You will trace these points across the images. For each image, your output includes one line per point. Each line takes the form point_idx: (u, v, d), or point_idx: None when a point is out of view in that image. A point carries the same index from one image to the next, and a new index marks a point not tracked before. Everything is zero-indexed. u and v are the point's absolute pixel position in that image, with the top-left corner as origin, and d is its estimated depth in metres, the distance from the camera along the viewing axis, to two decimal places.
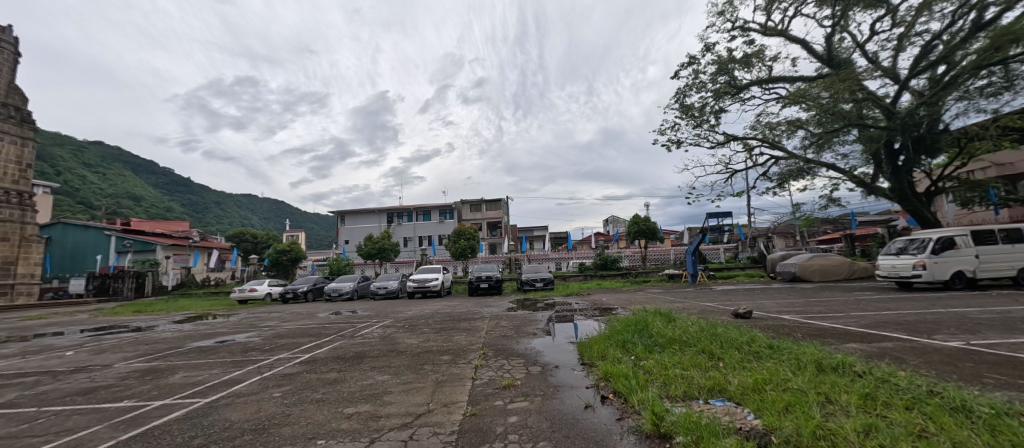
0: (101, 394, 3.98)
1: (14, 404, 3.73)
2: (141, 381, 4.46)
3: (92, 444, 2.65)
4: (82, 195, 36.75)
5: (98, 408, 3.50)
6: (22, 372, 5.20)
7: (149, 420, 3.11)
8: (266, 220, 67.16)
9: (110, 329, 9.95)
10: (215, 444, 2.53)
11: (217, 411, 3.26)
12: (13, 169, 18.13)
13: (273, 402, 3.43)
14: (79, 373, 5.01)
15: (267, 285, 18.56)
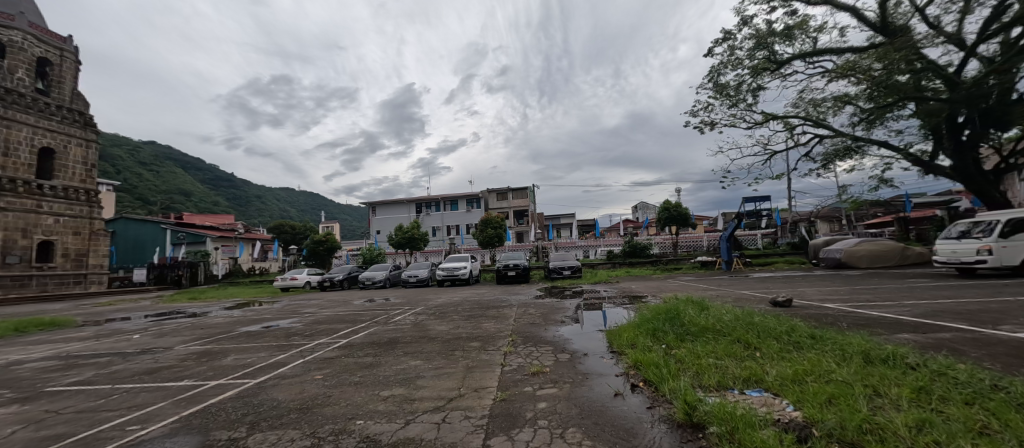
0: (163, 374, 4.38)
1: (93, 381, 4.19)
2: (198, 362, 4.86)
3: (159, 419, 2.91)
4: (140, 192, 39.90)
5: (163, 386, 3.87)
6: (99, 353, 5.81)
7: (206, 398, 3.40)
8: (303, 212, 70.49)
9: (169, 315, 10.84)
10: (264, 422, 2.71)
11: (265, 392, 3.49)
12: (81, 169, 19.89)
13: (315, 383, 3.64)
14: (147, 355, 5.51)
15: (306, 274, 19.61)
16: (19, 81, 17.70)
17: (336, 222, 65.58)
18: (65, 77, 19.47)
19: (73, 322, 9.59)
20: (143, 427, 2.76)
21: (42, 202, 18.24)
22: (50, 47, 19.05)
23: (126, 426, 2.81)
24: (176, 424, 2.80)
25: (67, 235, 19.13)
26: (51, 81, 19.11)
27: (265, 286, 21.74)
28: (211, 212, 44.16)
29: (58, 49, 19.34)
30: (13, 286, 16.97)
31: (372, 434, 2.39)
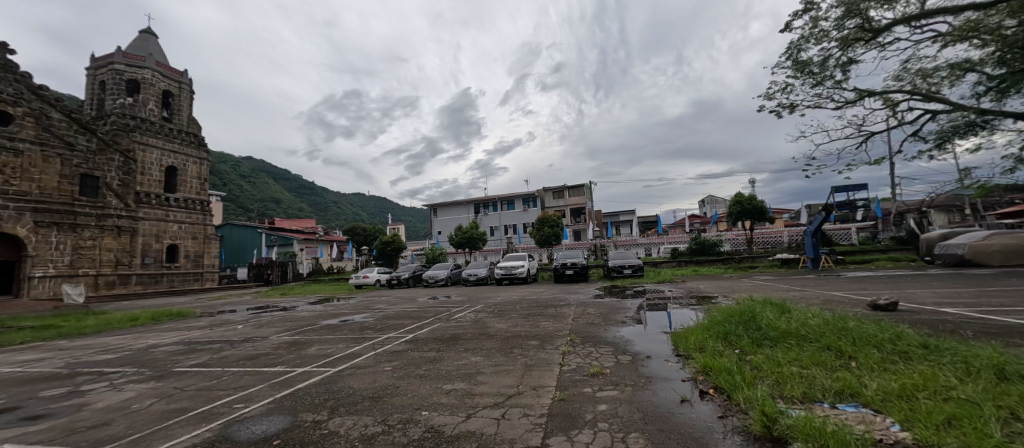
0: (261, 360, 5.03)
1: (209, 364, 4.95)
2: (288, 351, 5.50)
3: (258, 399, 3.35)
4: (241, 201, 46.08)
5: (261, 371, 4.44)
6: (213, 340, 6.82)
7: (295, 383, 3.83)
8: (373, 215, 76.21)
9: (266, 308, 12.39)
10: (341, 408, 2.98)
11: (342, 380, 3.83)
12: (196, 183, 23.56)
13: (386, 374, 3.93)
14: (249, 343, 6.35)
15: (376, 272, 21.21)
16: (149, 113, 21.50)
17: (401, 223, 69.92)
18: (182, 105, 23.23)
19: (196, 313, 11.40)
20: (246, 405, 3.19)
21: (168, 211, 21.80)
22: (171, 80, 22.69)
23: (234, 404, 3.27)
24: (271, 404, 3.19)
25: (189, 239, 22.72)
26: (173, 110, 22.91)
27: (342, 283, 23.91)
28: (297, 217, 49.61)
29: (177, 81, 22.96)
30: (151, 282, 20.54)
31: (436, 425, 2.51)
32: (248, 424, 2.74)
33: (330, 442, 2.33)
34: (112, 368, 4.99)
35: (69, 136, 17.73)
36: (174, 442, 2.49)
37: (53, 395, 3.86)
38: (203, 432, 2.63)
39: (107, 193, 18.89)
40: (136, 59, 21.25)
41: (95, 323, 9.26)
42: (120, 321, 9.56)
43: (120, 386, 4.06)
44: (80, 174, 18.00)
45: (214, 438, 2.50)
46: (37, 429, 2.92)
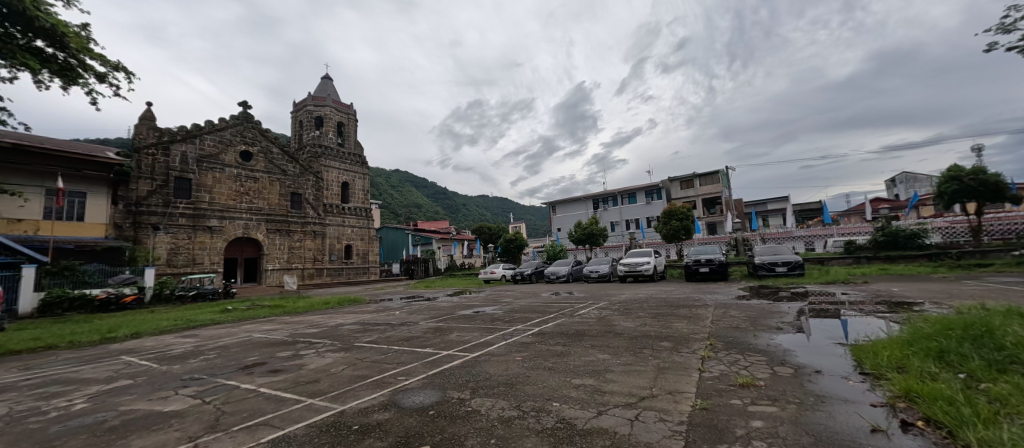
0: (415, 341, 5.94)
1: (378, 341, 6.08)
2: (435, 335, 6.36)
3: (415, 375, 3.94)
4: (393, 208, 55.10)
5: (415, 350, 5.23)
6: (380, 322, 8.35)
7: (442, 364, 4.38)
8: (496, 215, 81.91)
9: (415, 297, 14.56)
10: (480, 390, 3.27)
11: (479, 365, 4.22)
12: (361, 194, 29.37)
13: (517, 363, 4.17)
14: (405, 327, 7.56)
15: (502, 268, 22.71)
16: (328, 141, 27.33)
17: (522, 222, 73.35)
18: (351, 132, 29.14)
19: (367, 299, 14.12)
20: (406, 379, 3.79)
21: (344, 218, 27.59)
22: (342, 113, 28.51)
23: (398, 376, 3.93)
24: (424, 380, 3.71)
25: (359, 240, 28.32)
26: (345, 137, 28.89)
27: (474, 278, 26.38)
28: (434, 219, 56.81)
29: (346, 113, 28.67)
30: (336, 274, 26.15)
31: (568, 417, 2.54)
32: (408, 394, 3.24)
33: (472, 419, 2.58)
34: (318, 339, 6.57)
35: (282, 165, 23.93)
36: (359, 401, 3.12)
37: (285, 356, 5.30)
38: (378, 396, 3.23)
39: (306, 206, 24.89)
40: (319, 101, 27.39)
41: (307, 304, 12.34)
42: (320, 304, 12.50)
43: (323, 353, 5.32)
44: (291, 193, 24.29)
45: (386, 402, 3.04)
46: (278, 380, 4.04)
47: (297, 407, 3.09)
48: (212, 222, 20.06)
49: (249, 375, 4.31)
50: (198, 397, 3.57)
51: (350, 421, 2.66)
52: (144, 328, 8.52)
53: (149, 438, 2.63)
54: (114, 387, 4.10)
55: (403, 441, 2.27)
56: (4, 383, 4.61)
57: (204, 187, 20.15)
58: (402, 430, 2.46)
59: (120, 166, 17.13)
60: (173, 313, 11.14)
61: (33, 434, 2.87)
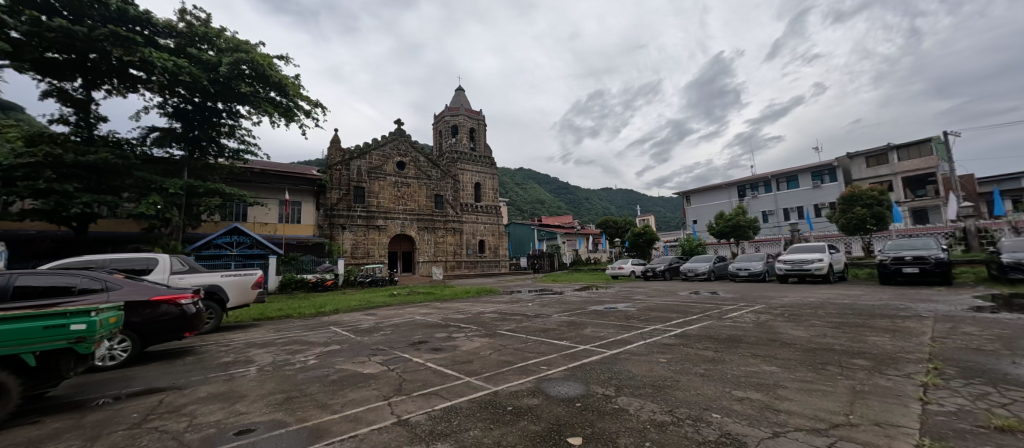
0: (551, 333, 6.19)
1: (518, 330, 6.54)
2: (569, 329, 6.51)
3: (556, 366, 4.11)
4: (518, 204, 58.30)
5: (553, 342, 5.44)
6: (516, 312, 8.97)
7: (580, 358, 4.44)
8: (619, 208, 78.69)
9: (545, 290, 15.15)
10: (626, 389, 3.20)
11: (620, 363, 4.13)
12: (491, 193, 31.99)
13: (662, 366, 3.94)
14: (539, 318, 7.95)
15: (631, 263, 21.71)
16: (463, 146, 31.03)
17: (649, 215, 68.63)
18: (480, 136, 32.14)
19: (501, 290, 15.32)
20: (548, 369, 3.98)
21: (477, 215, 30.53)
22: (474, 120, 31.89)
23: (540, 365, 4.16)
24: (566, 372, 3.83)
25: (491, 236, 30.93)
26: (476, 140, 31.97)
27: (600, 273, 25.91)
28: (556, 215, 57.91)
29: (476, 119, 31.89)
30: (472, 266, 29.03)
31: (734, 432, 2.27)
32: (553, 384, 3.39)
33: (622, 417, 2.54)
34: (466, 324, 7.45)
35: (428, 170, 27.76)
36: (509, 385, 3.42)
37: (442, 337, 6.16)
38: (525, 382, 3.48)
39: (447, 206, 28.26)
40: (455, 111, 31.48)
41: (453, 292, 14.09)
42: (463, 293, 14.13)
43: (472, 338, 6.00)
44: (435, 195, 27.96)
45: (533, 389, 3.25)
46: (440, 357, 4.74)
47: (459, 383, 3.58)
48: (379, 222, 24.61)
49: (418, 351, 5.17)
50: (385, 364, 4.46)
51: (506, 402, 2.94)
52: (345, 305, 11.08)
53: (358, 392, 3.40)
54: (333, 349, 5.44)
55: (556, 428, 2.39)
56: (271, 339, 6.58)
57: (373, 193, 24.96)
58: (553, 417, 2.58)
59: (318, 180, 21.86)
60: (360, 295, 14.11)
61: (290, 377, 4.02)
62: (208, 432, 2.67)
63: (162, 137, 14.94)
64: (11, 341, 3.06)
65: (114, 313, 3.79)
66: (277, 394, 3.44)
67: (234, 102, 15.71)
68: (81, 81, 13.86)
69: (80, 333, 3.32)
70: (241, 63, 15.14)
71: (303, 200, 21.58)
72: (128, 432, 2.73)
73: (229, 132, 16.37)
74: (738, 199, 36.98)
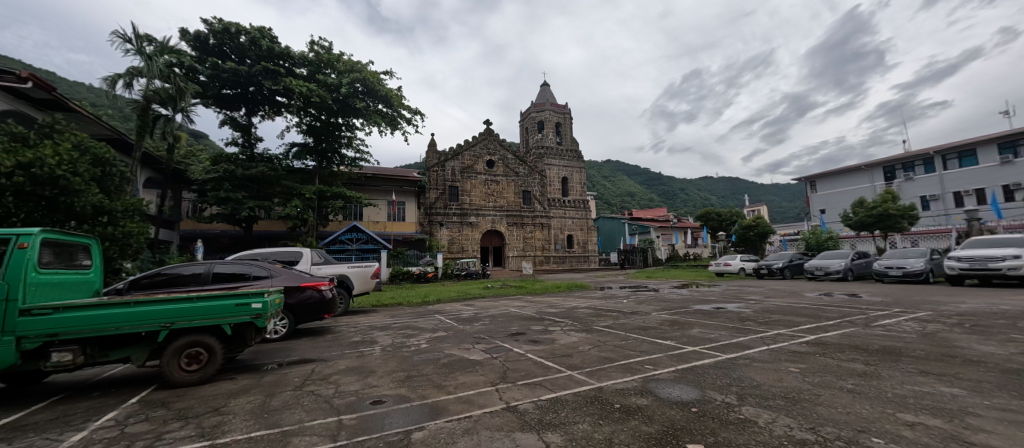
0: (653, 332, 5.90)
1: (616, 327, 6.39)
2: (673, 329, 6.14)
3: (662, 367, 3.90)
4: (605, 198, 56.68)
5: (656, 342, 5.18)
6: (611, 309, 8.75)
7: (689, 360, 4.13)
8: (721, 199, 71.08)
9: (640, 287, 14.52)
10: (750, 398, 2.87)
11: (738, 369, 3.72)
12: (579, 187, 31.67)
13: (793, 376, 3.45)
14: (638, 316, 7.65)
15: (739, 260, 19.48)
16: (549, 141, 31.12)
17: (760, 205, 60.58)
18: (566, 130, 31.90)
19: (593, 286, 15.13)
20: (654, 369, 3.80)
21: (564, 210, 30.52)
22: (559, 114, 31.74)
23: (644, 365, 4.00)
24: (675, 374, 3.60)
25: (579, 230, 30.69)
26: (562, 135, 31.86)
27: (701, 270, 23.75)
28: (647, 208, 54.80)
29: (561, 113, 31.74)
30: (560, 261, 29.12)
31: None
32: (661, 385, 3.23)
33: (750, 429, 2.29)
34: (560, 318, 7.52)
35: (515, 168, 28.56)
36: (614, 382, 3.35)
37: (540, 330, 6.33)
38: (630, 381, 3.38)
39: (535, 201, 28.74)
40: (541, 107, 31.64)
41: (546, 286, 14.34)
42: (553, 287, 14.28)
43: (568, 332, 6.04)
44: (523, 191, 28.65)
45: (640, 388, 3.14)
46: (539, 349, 4.88)
47: (561, 376, 3.64)
48: (472, 219, 26.12)
49: (517, 342, 5.38)
50: (488, 352, 4.75)
51: (613, 400, 2.89)
52: (448, 296, 12.07)
53: (468, 376, 3.68)
54: (442, 336, 5.97)
55: (672, 432, 2.26)
56: (389, 323, 7.49)
57: (466, 192, 26.50)
58: (668, 421, 2.45)
59: (418, 182, 24.15)
60: (459, 287, 15.22)
61: (409, 358, 4.52)
62: (352, 398, 3.16)
63: (300, 150, 17.93)
64: (212, 314, 3.92)
65: (278, 297, 4.61)
66: (400, 372, 3.91)
67: (351, 117, 18.18)
68: (244, 110, 17.22)
69: (255, 311, 4.09)
70: (355, 82, 17.74)
71: (407, 199, 24.03)
72: (295, 392, 3.38)
73: (348, 143, 18.77)
74: (884, 183, 30.28)
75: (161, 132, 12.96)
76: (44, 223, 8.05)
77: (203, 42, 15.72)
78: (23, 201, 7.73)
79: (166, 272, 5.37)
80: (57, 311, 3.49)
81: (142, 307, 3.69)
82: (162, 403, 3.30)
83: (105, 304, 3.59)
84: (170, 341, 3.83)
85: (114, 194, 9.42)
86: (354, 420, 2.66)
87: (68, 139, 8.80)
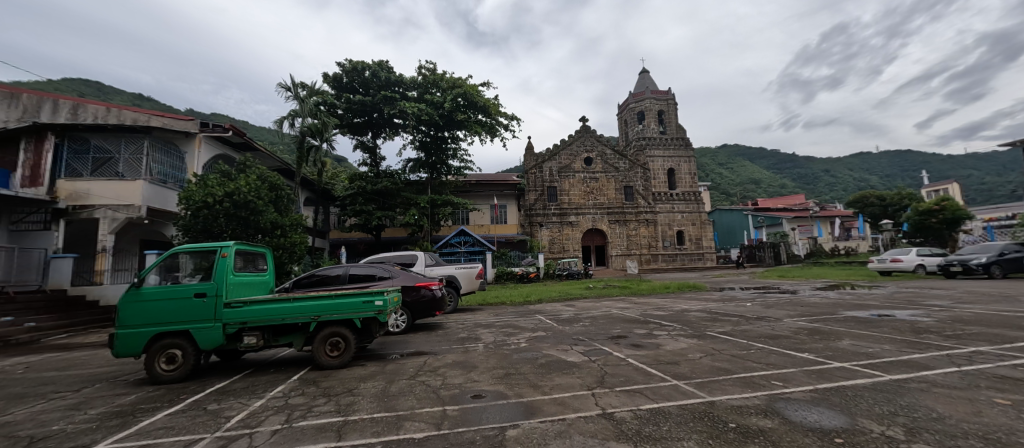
0: (784, 342, 5.00)
1: (734, 334, 5.60)
2: (813, 339, 5.10)
3: (796, 384, 3.27)
4: (722, 188, 50.40)
5: (788, 354, 4.36)
6: (730, 313, 7.71)
7: (837, 378, 3.37)
8: (886, 179, 56.64)
9: (768, 288, 12.51)
10: (930, 434, 2.19)
11: (913, 394, 2.89)
12: (688, 178, 28.80)
13: (1001, 410, 2.54)
14: (764, 322, 6.58)
15: (912, 254, 15.17)
16: (652, 131, 28.99)
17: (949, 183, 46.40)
18: (670, 117, 29.32)
19: (708, 287, 13.61)
20: (785, 386, 3.21)
21: (673, 204, 28.09)
22: (662, 101, 29.32)
23: (772, 380, 3.41)
24: (814, 394, 2.98)
25: (690, 226, 27.89)
26: (666, 123, 29.43)
27: (858, 268, 19.24)
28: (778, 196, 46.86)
29: (664, 100, 29.28)
30: (670, 260, 26.99)
31: None
32: (794, 407, 2.70)
33: None
34: (668, 322, 6.93)
35: (615, 163, 27.39)
36: (730, 398, 2.94)
37: (643, 334, 5.93)
38: (753, 398, 2.92)
39: (638, 197, 27.14)
40: (640, 96, 29.70)
41: (652, 287, 13.39)
42: (661, 288, 13.25)
43: (676, 337, 5.52)
44: (624, 187, 27.32)
45: (765, 408, 2.69)
46: (641, 354, 4.58)
47: (665, 385, 3.34)
48: (572, 218, 25.96)
49: (617, 345, 5.14)
50: (586, 355, 4.64)
51: (726, 418, 2.54)
52: (548, 296, 12.21)
53: (564, 379, 3.66)
54: (540, 336, 6.05)
55: None
56: (492, 321, 7.91)
57: (565, 191, 26.42)
58: None
59: (517, 185, 25.08)
60: (560, 287, 15.28)
61: (508, 356, 4.70)
62: (455, 391, 3.44)
63: (415, 165, 20.21)
64: (346, 309, 4.70)
65: (396, 295, 5.29)
66: (498, 370, 4.09)
67: (455, 129, 19.84)
68: (370, 134, 20.13)
69: (377, 307, 4.78)
70: (458, 97, 19.26)
71: (508, 202, 25.14)
72: (409, 381, 3.82)
73: (453, 154, 20.42)
74: None
75: (314, 160, 16.06)
76: (243, 237, 10.73)
77: (340, 82, 19.04)
78: (230, 221, 10.42)
79: (316, 273, 6.59)
80: (247, 304, 4.60)
81: (298, 303, 4.62)
82: (314, 382, 4.09)
83: (275, 300, 4.60)
84: (318, 330, 4.72)
85: (285, 212, 11.98)
86: (456, 411, 2.88)
87: (255, 172, 11.59)
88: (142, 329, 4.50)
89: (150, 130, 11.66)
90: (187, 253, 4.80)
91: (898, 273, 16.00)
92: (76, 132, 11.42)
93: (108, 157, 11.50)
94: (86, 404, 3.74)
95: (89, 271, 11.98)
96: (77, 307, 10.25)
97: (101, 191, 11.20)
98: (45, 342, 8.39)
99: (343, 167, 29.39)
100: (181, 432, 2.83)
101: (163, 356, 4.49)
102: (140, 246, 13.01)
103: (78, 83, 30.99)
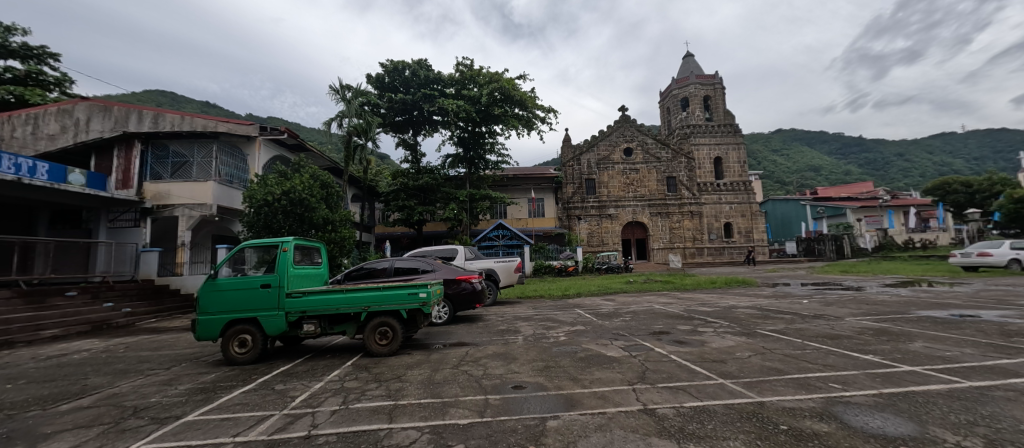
0: (845, 342, 4.60)
1: (787, 333, 5.23)
2: (880, 340, 4.66)
3: (858, 387, 3.01)
4: (776, 176, 46.97)
5: (849, 355, 4.01)
6: (784, 311, 7.20)
7: (907, 383, 3.07)
8: (975, 163, 49.90)
9: (827, 285, 11.59)
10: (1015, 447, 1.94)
11: (1002, 404, 2.56)
12: (737, 167, 27.08)
13: None
14: (822, 321, 6.10)
15: (1003, 249, 13.35)
16: (696, 118, 27.49)
17: None
18: (717, 103, 27.60)
19: (757, 282, 12.87)
20: (845, 389, 2.98)
21: (720, 195, 26.55)
22: (708, 86, 27.62)
23: (829, 383, 3.16)
24: (879, 399, 2.74)
25: (739, 217, 26.30)
26: (712, 109, 27.77)
27: (938, 263, 17.19)
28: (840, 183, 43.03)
29: (711, 84, 27.52)
30: (717, 254, 25.64)
31: None
32: (855, 412, 2.50)
33: None
34: (714, 318, 6.61)
35: (657, 153, 26.32)
36: (782, 399, 2.78)
37: (686, 330, 5.73)
38: (808, 401, 2.73)
39: (681, 187, 25.98)
40: (683, 81, 28.11)
41: (696, 282, 12.88)
42: (706, 283, 12.64)
43: (723, 334, 5.26)
44: (666, 177, 26.21)
45: (821, 411, 2.51)
46: (684, 352, 4.41)
47: (710, 383, 3.21)
48: (611, 211, 25.33)
49: (659, 341, 4.99)
50: (626, 350, 4.56)
51: (775, 419, 2.41)
52: (586, 289, 12.11)
53: (604, 373, 3.63)
54: (579, 330, 6.00)
55: None
56: (531, 315, 7.96)
57: (603, 184, 25.80)
58: None
59: (555, 178, 24.88)
60: (599, 281, 15.06)
61: (547, 350, 4.72)
62: (497, 381, 3.52)
63: (453, 160, 20.62)
64: (393, 301, 4.94)
65: (439, 287, 5.50)
66: (537, 362, 4.14)
67: (492, 124, 20.02)
68: (411, 131, 20.77)
69: (422, 299, 4.99)
70: (494, 92, 19.44)
71: (545, 195, 25.04)
72: (452, 371, 3.96)
73: (490, 148, 20.61)
74: None
75: (359, 158, 16.78)
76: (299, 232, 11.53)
77: (382, 82, 19.69)
78: (287, 217, 11.24)
79: (365, 266, 6.94)
80: (307, 294, 4.97)
81: (350, 293, 4.91)
82: (365, 368, 4.35)
83: (331, 290, 4.92)
84: (368, 320, 5.01)
85: (334, 208, 12.68)
86: (498, 401, 2.95)
87: (308, 172, 12.41)
88: (219, 316, 5.01)
89: (218, 135, 12.85)
90: (252, 248, 5.23)
91: (985, 270, 14.13)
92: (157, 139, 12.83)
93: (184, 161, 12.84)
94: (177, 380, 4.26)
95: (171, 263, 13.48)
96: (163, 295, 11.63)
97: (179, 191, 12.49)
98: (140, 325, 9.60)
99: (385, 165, 30.65)
100: (254, 408, 3.14)
101: (235, 340, 4.99)
102: (211, 240, 14.41)
103: (156, 94, 34.60)
